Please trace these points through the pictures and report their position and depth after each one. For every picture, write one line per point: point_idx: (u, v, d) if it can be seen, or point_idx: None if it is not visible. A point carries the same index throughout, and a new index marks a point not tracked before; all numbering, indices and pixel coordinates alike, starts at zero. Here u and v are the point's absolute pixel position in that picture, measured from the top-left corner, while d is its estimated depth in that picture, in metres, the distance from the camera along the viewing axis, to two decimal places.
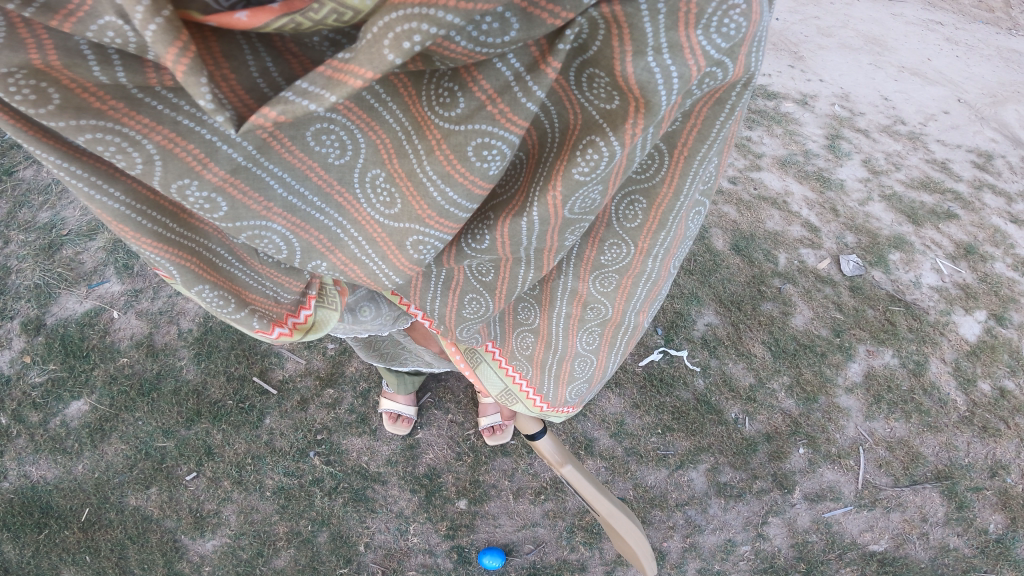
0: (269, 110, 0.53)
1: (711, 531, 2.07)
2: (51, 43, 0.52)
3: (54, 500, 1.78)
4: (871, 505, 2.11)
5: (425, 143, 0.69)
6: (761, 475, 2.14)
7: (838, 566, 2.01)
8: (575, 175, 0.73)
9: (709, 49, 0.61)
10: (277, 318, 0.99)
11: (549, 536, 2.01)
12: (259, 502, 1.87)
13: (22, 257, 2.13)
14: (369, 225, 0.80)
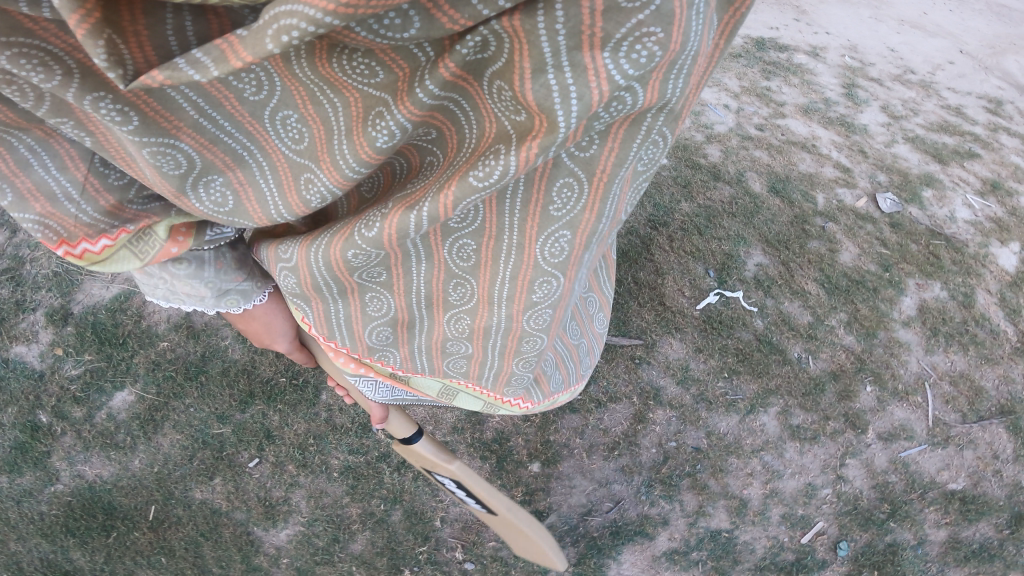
0: (155, 75, 0.41)
1: (790, 475, 2.04)
2: None
3: (117, 498, 1.65)
4: (944, 443, 2.10)
5: (343, 100, 0.52)
6: (832, 416, 2.11)
7: (921, 506, 2.04)
8: (470, 179, 0.57)
9: (616, 75, 0.46)
10: (62, 238, 0.65)
11: (626, 493, 1.99)
12: (327, 485, 1.74)
13: (33, 245, 1.87)
14: (270, 153, 0.58)
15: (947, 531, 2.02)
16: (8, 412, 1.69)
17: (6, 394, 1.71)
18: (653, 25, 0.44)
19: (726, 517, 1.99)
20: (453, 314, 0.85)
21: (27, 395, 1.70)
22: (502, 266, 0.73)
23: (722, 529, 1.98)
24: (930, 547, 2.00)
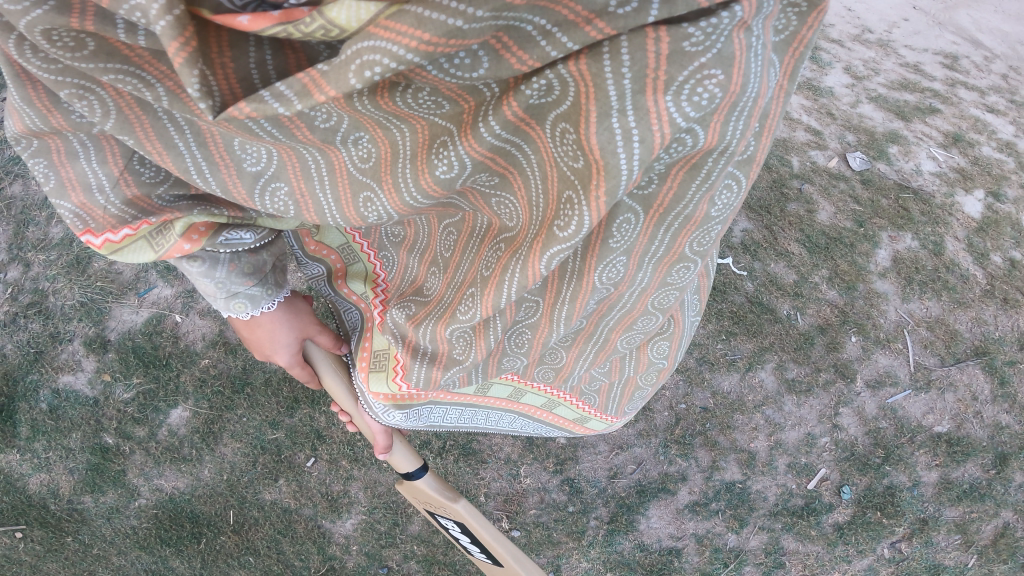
0: (243, 106, 0.52)
1: (791, 427, 2.27)
2: (92, 11, 0.54)
3: (197, 507, 1.82)
4: (927, 387, 2.33)
5: (411, 128, 0.63)
6: (823, 367, 2.33)
7: (912, 449, 2.27)
8: (556, 231, 0.66)
9: (678, 118, 0.52)
10: (92, 227, 0.82)
11: (647, 454, 2.24)
12: (380, 475, 1.88)
13: (52, 277, 1.87)
14: (340, 172, 0.72)
15: (937, 473, 2.26)
16: (74, 437, 1.80)
17: (66, 421, 1.81)
18: (714, 68, 0.50)
19: (737, 469, 2.23)
20: (516, 327, 0.93)
21: (88, 420, 1.81)
22: (566, 283, 0.81)
23: (735, 481, 2.23)
24: (924, 488, 2.24)
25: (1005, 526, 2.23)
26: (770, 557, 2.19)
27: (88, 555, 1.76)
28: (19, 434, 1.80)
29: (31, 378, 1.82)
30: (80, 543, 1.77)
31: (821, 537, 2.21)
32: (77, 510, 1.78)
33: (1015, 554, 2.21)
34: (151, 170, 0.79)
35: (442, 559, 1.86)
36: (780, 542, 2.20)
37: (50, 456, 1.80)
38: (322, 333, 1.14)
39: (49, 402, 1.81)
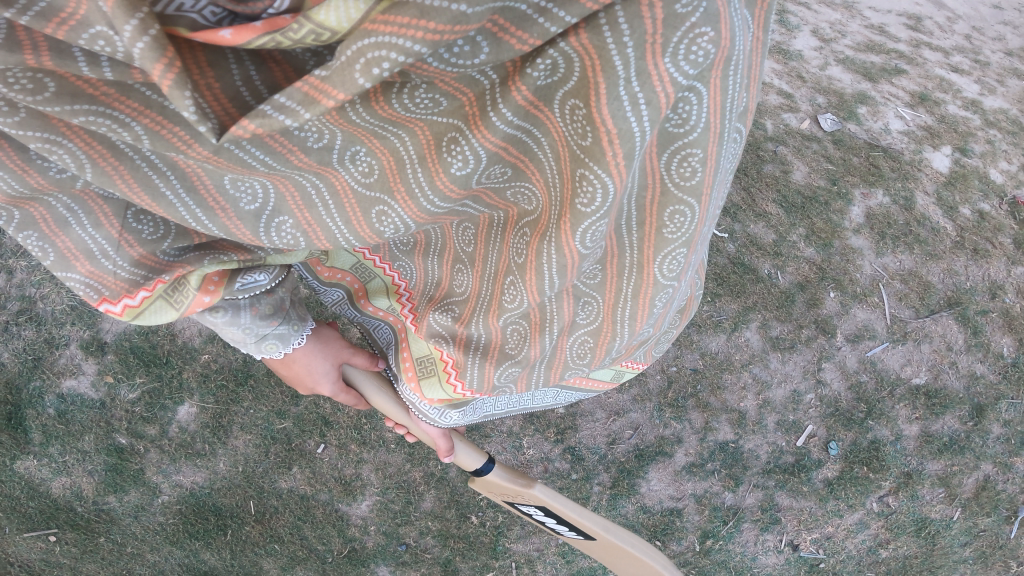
0: (247, 123, 0.48)
1: (778, 384, 2.37)
2: (45, 43, 0.49)
3: (218, 500, 1.87)
4: (904, 339, 2.43)
5: (412, 136, 0.61)
6: (805, 324, 2.41)
7: (892, 402, 2.39)
8: (578, 208, 0.65)
9: (678, 77, 0.54)
10: (107, 294, 0.81)
11: (643, 419, 2.32)
12: (388, 456, 1.95)
13: (37, 283, 1.83)
14: (343, 192, 0.69)
15: (919, 425, 2.38)
16: (87, 439, 1.82)
17: (76, 425, 1.82)
18: (704, 25, 0.52)
19: (730, 429, 2.33)
20: (575, 335, 0.94)
21: (98, 423, 1.82)
22: (625, 283, 0.81)
23: (728, 441, 2.33)
24: (907, 442, 2.38)
25: (986, 480, 2.39)
26: (765, 513, 2.34)
27: (125, 554, 1.83)
28: (33, 440, 1.81)
29: (34, 385, 1.82)
30: (113, 542, 1.82)
31: (813, 493, 2.35)
32: (105, 510, 1.83)
33: (998, 507, 2.39)
34: (151, 226, 0.78)
35: (456, 532, 1.99)
36: (774, 499, 2.34)
37: (67, 459, 1.82)
38: (356, 355, 1.21)
39: (56, 407, 1.82)
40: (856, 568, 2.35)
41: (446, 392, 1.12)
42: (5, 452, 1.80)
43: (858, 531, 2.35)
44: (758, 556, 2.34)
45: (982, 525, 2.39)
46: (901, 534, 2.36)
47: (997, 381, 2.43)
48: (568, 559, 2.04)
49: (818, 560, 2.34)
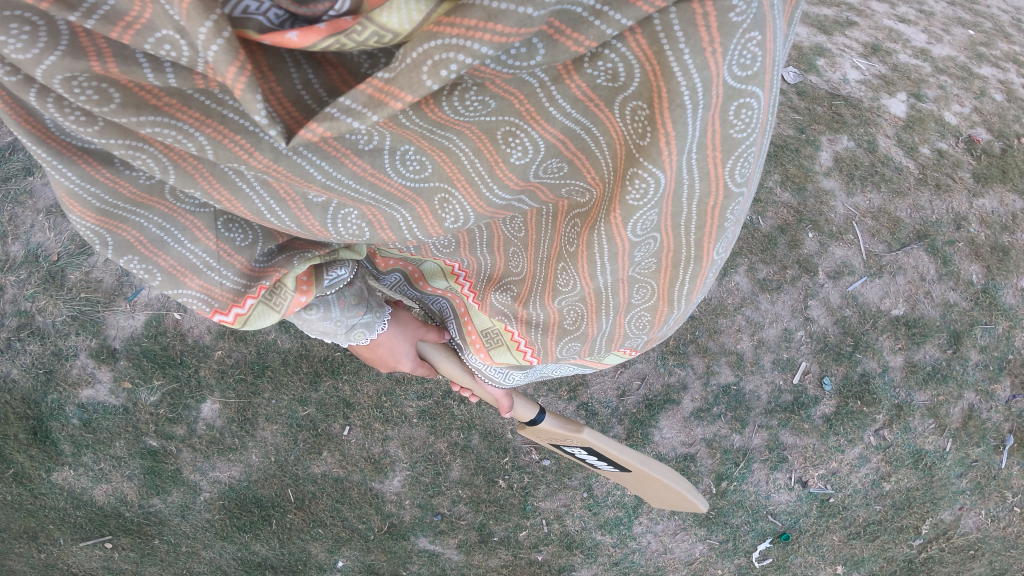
0: (316, 127, 0.56)
1: (770, 324, 2.43)
2: (109, 50, 0.54)
3: (257, 491, 2.00)
4: (880, 273, 2.47)
5: (469, 138, 0.69)
6: (789, 265, 2.46)
7: (875, 334, 2.44)
8: (629, 202, 0.74)
9: (729, 80, 0.59)
10: (217, 306, 0.89)
11: (648, 369, 2.42)
12: (412, 430, 2.02)
13: (31, 295, 1.89)
14: (402, 194, 0.76)
15: (903, 356, 2.44)
16: (119, 445, 1.94)
17: (104, 432, 1.93)
18: (754, 32, 0.56)
19: (730, 372, 2.41)
20: (633, 310, 0.97)
21: (125, 428, 1.92)
22: (682, 271, 0.84)
23: (730, 384, 2.41)
24: (894, 373, 2.44)
25: (970, 409, 2.46)
26: (773, 453, 2.43)
27: (181, 553, 2.01)
28: (64, 452, 1.94)
29: (52, 398, 1.91)
30: (165, 542, 2.00)
31: (814, 430, 2.44)
32: (152, 513, 1.99)
33: (986, 436, 2.47)
34: (241, 233, 0.85)
35: (487, 497, 2.07)
36: (779, 438, 2.43)
37: (104, 466, 1.96)
38: (429, 332, 1.32)
39: (79, 417, 1.92)
40: (863, 503, 2.47)
41: (516, 358, 1.22)
42: (40, 466, 1.95)
43: (861, 465, 2.44)
44: (771, 494, 2.45)
45: (974, 455, 2.47)
46: (901, 467, 2.45)
47: (969, 308, 2.47)
48: (595, 512, 2.14)
49: (828, 495, 2.45)
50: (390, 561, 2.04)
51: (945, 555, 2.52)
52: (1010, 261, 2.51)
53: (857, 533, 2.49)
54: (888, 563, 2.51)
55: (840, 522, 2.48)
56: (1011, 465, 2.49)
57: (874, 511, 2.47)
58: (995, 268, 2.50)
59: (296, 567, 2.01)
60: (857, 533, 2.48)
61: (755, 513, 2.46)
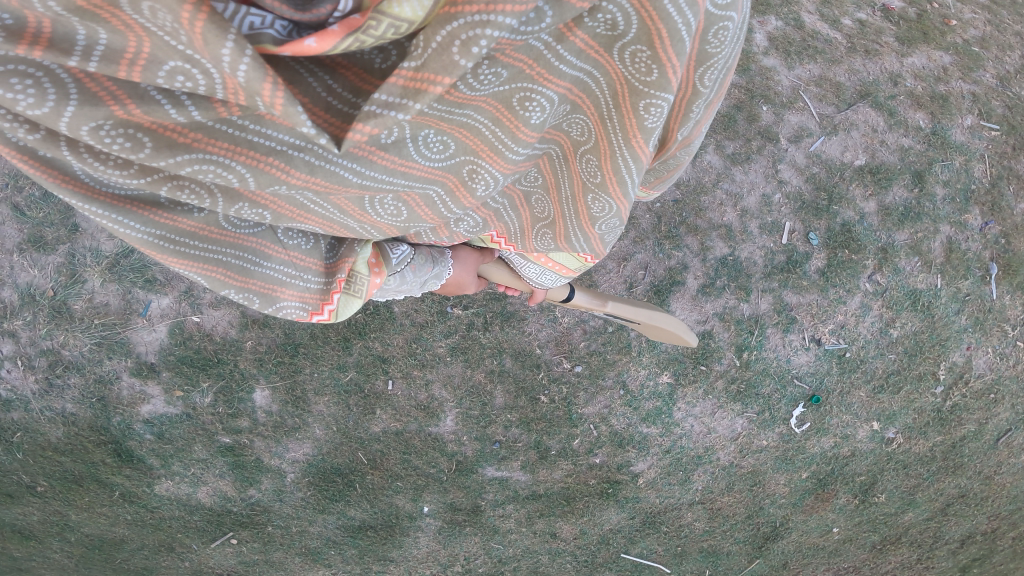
0: (363, 127, 0.60)
1: (749, 193, 2.44)
2: (122, 92, 0.58)
3: (334, 462, 2.17)
4: (835, 131, 2.48)
5: (488, 113, 0.75)
6: (752, 136, 2.46)
7: (845, 185, 2.47)
8: (648, 127, 0.81)
9: (712, 6, 0.68)
10: (311, 307, 1.08)
11: (649, 258, 2.40)
12: (451, 369, 2.14)
13: (47, 333, 2.00)
14: (431, 172, 0.84)
15: (875, 201, 2.47)
16: (198, 448, 2.12)
17: (180, 440, 2.11)
18: None
19: (723, 244, 2.39)
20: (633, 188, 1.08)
21: (196, 432, 2.10)
22: (670, 152, 0.97)
23: (726, 255, 2.39)
24: (871, 219, 2.46)
25: (950, 242, 2.48)
26: (782, 315, 2.40)
27: (294, 533, 2.22)
28: (154, 466, 2.13)
29: (117, 420, 2.08)
30: (278, 527, 2.21)
31: (813, 286, 2.44)
32: (256, 503, 2.19)
33: (971, 268, 2.49)
34: (301, 237, 1.00)
35: (535, 415, 2.17)
36: (784, 299, 2.41)
37: (195, 471, 2.15)
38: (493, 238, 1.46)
39: (151, 431, 2.09)
40: (877, 353, 2.47)
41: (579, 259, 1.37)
42: (140, 482, 2.14)
43: (864, 314, 2.46)
44: (791, 357, 2.40)
45: (965, 289, 2.49)
46: (901, 310, 2.47)
47: (924, 150, 2.48)
48: (635, 407, 2.21)
49: (843, 349, 2.44)
50: (468, 495, 2.20)
51: (968, 402, 2.54)
52: (951, 105, 2.51)
53: (881, 386, 2.48)
54: (919, 415, 2.52)
55: (863, 376, 2.47)
56: (1001, 295, 2.51)
57: (889, 360, 2.48)
58: (938, 112, 2.50)
59: (392, 521, 2.21)
60: (881, 385, 2.47)
61: (783, 379, 2.40)
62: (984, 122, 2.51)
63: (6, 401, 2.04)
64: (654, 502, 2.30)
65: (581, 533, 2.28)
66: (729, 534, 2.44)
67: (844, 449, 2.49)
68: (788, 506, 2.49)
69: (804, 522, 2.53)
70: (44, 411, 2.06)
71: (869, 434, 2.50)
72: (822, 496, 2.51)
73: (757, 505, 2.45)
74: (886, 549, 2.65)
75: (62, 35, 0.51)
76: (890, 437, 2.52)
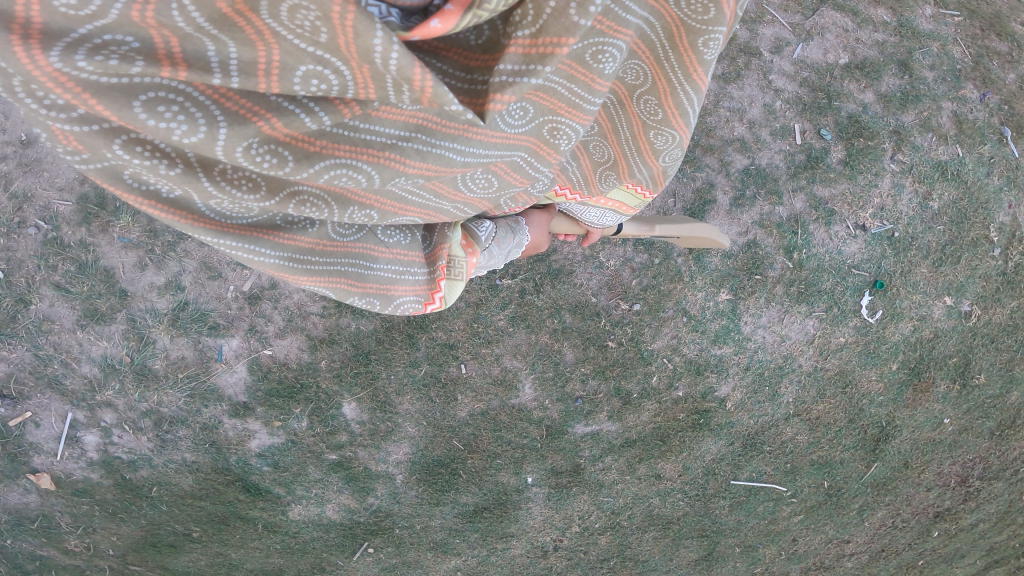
0: (502, 96, 0.69)
1: (750, 106, 2.36)
2: (259, 106, 0.63)
3: (434, 454, 2.40)
4: (810, 36, 2.36)
5: (564, 73, 0.80)
6: (734, 55, 2.36)
7: (839, 81, 2.36)
8: (707, 60, 0.92)
9: None
10: (424, 298, 1.16)
11: (675, 184, 2.36)
12: (517, 338, 2.33)
13: (139, 395, 2.26)
14: (513, 139, 0.88)
15: (871, 93, 2.36)
16: (312, 469, 2.37)
17: (294, 465, 2.36)
18: None
19: (742, 156, 2.35)
20: None
21: (306, 455, 2.35)
22: None
23: (747, 165, 2.35)
24: (874, 107, 2.36)
25: (955, 115, 2.37)
26: (819, 210, 2.36)
27: (420, 531, 2.46)
28: (281, 494, 2.40)
29: (235, 460, 2.34)
30: (404, 528, 2.45)
31: (841, 176, 2.37)
32: (378, 510, 2.44)
33: (985, 134, 2.37)
34: (399, 234, 1.07)
35: (607, 362, 2.34)
36: (816, 195, 2.36)
37: (317, 491, 2.41)
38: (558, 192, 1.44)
39: (267, 463, 2.35)
40: (925, 228, 2.37)
41: (635, 195, 1.34)
42: (275, 511, 2.42)
43: (900, 193, 2.37)
44: (842, 248, 2.37)
45: (986, 154, 2.37)
46: (934, 182, 2.37)
47: (899, 41, 2.36)
48: (703, 330, 2.34)
49: (891, 231, 2.37)
50: (565, 456, 2.40)
51: None
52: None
53: (941, 259, 2.38)
54: (988, 282, 2.40)
55: (919, 253, 2.38)
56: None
57: (940, 233, 2.37)
58: (898, 6, 2.37)
59: (502, 498, 2.44)
60: (940, 258, 2.38)
61: (840, 271, 2.37)
62: (944, 11, 2.38)
63: (132, 462, 2.33)
64: (749, 423, 2.42)
65: (685, 469, 2.45)
66: (837, 441, 2.47)
67: (926, 333, 2.40)
68: (889, 403, 2.44)
69: (912, 417, 2.46)
70: (168, 464, 2.33)
71: (945, 312, 2.40)
72: (921, 387, 2.43)
73: (856, 408, 2.44)
74: (1007, 434, 2.51)
75: (194, 53, 0.55)
76: (967, 311, 2.40)
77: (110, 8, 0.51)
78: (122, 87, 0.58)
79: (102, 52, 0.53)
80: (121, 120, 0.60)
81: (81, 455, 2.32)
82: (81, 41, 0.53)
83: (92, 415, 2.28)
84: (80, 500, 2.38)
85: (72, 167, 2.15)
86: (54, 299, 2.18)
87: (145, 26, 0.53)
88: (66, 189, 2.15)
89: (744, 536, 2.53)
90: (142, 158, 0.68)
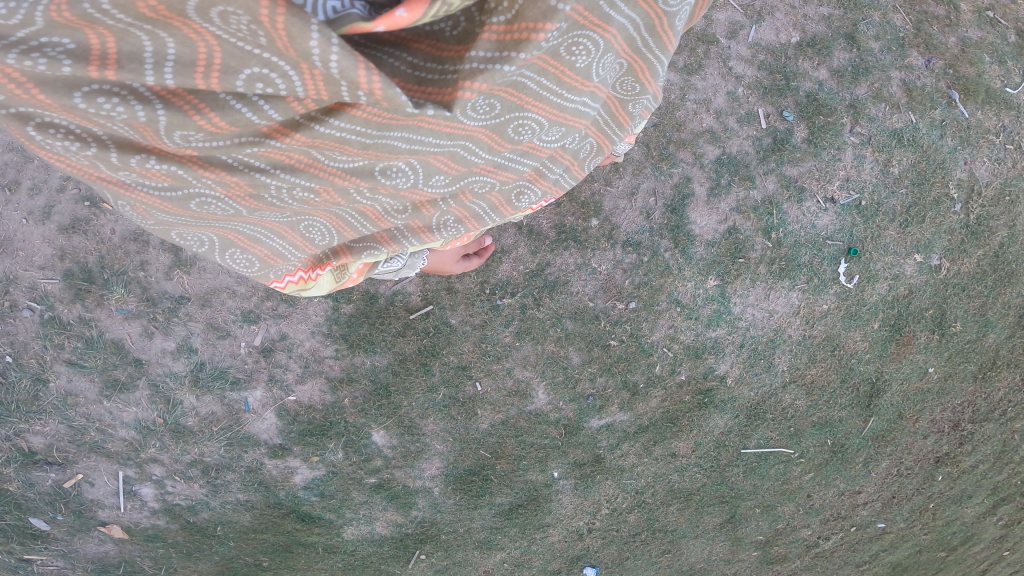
0: (473, 84, 0.76)
1: (715, 96, 2.48)
2: (202, 102, 0.67)
3: (465, 465, 2.51)
4: (762, 17, 2.48)
5: (535, 67, 0.83)
6: (692, 45, 2.48)
7: (795, 61, 2.49)
8: (678, 28, 1.00)
9: None
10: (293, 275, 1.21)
11: (654, 183, 2.47)
12: (524, 350, 2.44)
13: (182, 450, 2.37)
14: (473, 133, 0.89)
15: (825, 69, 2.49)
16: (356, 493, 2.49)
17: (336, 491, 2.48)
18: None
19: (713, 146, 2.48)
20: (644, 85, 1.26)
21: (348, 482, 2.47)
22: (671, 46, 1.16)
23: (719, 154, 2.48)
24: (829, 84, 2.49)
25: (905, 84, 2.49)
26: (790, 189, 2.50)
27: (463, 533, 2.57)
28: (333, 518, 2.51)
29: (284, 494, 2.46)
30: (448, 533, 2.56)
31: (807, 154, 2.50)
32: (423, 520, 2.54)
33: (934, 99, 2.50)
34: (318, 233, 1.07)
35: (613, 359, 2.47)
36: (786, 175, 2.50)
37: (364, 512, 2.51)
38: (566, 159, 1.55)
39: (313, 493, 2.47)
40: (889, 193, 2.52)
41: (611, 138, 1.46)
42: (331, 534, 2.52)
43: (862, 163, 2.51)
44: (816, 222, 2.51)
45: (938, 118, 2.51)
46: (893, 149, 2.51)
47: (843, 15, 2.48)
48: (697, 316, 2.48)
49: (858, 199, 2.51)
50: (586, 449, 2.52)
51: (989, 210, 2.54)
52: None
53: (907, 220, 2.53)
54: (952, 236, 2.54)
55: (885, 217, 2.53)
56: (973, 112, 2.51)
57: (903, 195, 2.52)
58: None
59: (534, 494, 2.55)
60: (906, 219, 2.52)
61: (816, 244, 2.51)
62: None
63: (191, 506, 2.45)
64: (750, 395, 2.56)
65: (697, 445, 2.58)
66: (833, 402, 2.61)
67: (901, 290, 2.55)
68: (876, 359, 2.59)
69: (898, 369, 2.61)
70: (225, 505, 2.46)
71: (917, 268, 2.55)
72: (903, 340, 2.58)
73: (846, 367, 2.59)
74: (989, 375, 2.65)
75: (131, 54, 0.60)
76: (937, 265, 2.55)
77: (36, 15, 0.56)
78: (64, 81, 0.62)
79: (34, 53, 0.58)
80: (61, 104, 0.65)
81: (143, 506, 2.44)
82: (15, 44, 0.57)
83: (142, 470, 2.40)
84: (154, 544, 2.50)
85: (46, 243, 2.21)
86: (71, 374, 2.28)
87: (76, 27, 0.57)
88: (48, 267, 2.22)
89: (761, 497, 2.67)
90: (57, 140, 0.71)
